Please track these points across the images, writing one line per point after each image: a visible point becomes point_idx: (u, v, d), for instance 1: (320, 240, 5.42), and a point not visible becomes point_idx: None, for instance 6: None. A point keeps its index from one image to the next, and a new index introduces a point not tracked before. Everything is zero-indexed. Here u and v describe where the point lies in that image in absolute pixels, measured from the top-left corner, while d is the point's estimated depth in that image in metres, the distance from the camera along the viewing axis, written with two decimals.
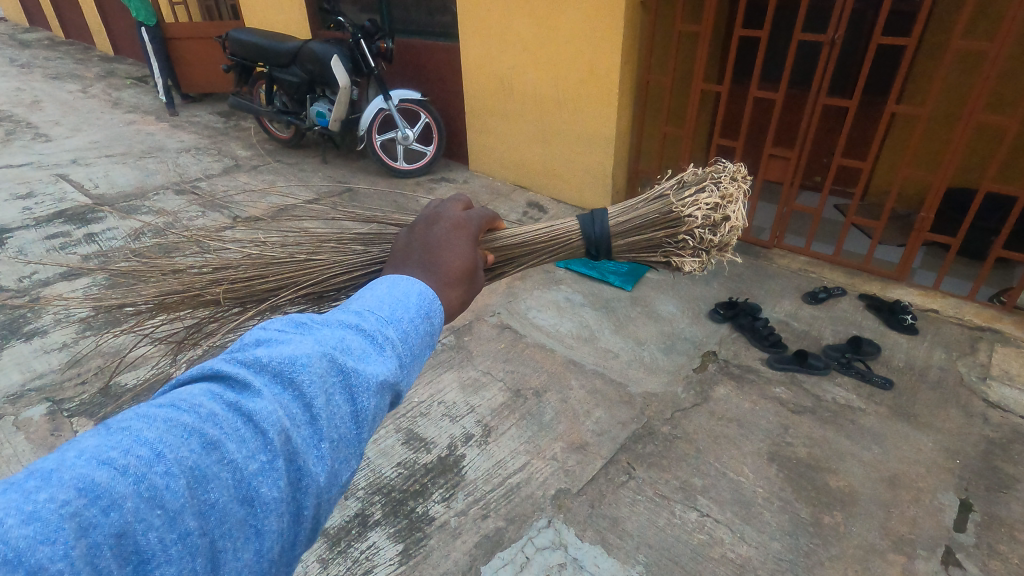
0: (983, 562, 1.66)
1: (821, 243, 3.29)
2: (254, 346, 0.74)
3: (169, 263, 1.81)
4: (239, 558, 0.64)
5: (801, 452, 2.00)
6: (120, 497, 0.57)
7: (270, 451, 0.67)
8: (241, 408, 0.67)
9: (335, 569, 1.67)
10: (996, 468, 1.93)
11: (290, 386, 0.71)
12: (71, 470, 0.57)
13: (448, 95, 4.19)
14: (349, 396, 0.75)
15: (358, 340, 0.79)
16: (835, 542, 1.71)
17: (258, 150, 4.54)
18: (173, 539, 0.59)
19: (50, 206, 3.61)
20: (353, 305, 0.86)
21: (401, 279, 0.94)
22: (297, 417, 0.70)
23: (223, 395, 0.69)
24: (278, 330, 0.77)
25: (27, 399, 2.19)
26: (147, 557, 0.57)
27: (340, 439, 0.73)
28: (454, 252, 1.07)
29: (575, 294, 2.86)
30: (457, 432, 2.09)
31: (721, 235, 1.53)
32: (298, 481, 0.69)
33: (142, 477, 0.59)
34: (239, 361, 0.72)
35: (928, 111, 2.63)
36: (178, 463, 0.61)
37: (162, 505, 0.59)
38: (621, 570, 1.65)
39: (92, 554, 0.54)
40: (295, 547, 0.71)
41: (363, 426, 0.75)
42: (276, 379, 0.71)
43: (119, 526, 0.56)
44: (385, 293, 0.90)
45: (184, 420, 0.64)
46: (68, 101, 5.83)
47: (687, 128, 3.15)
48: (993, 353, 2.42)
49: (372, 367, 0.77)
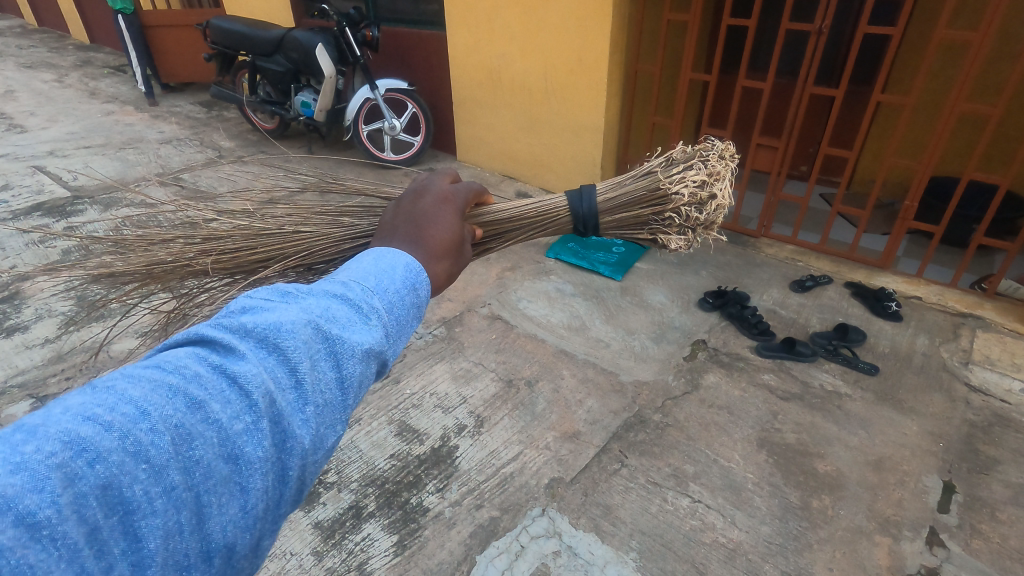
0: (967, 542, 1.70)
1: (806, 231, 3.33)
2: (239, 313, 0.74)
3: (157, 234, 1.80)
4: (224, 514, 0.63)
5: (789, 438, 2.03)
6: (106, 450, 0.57)
7: (255, 412, 0.66)
8: (226, 370, 0.67)
9: (331, 560, 1.66)
10: (978, 451, 1.98)
11: (275, 351, 0.70)
12: (56, 424, 0.57)
13: (434, 85, 4.15)
14: (334, 363, 0.74)
15: (344, 309, 0.79)
16: (824, 525, 1.75)
17: (242, 140, 4.47)
18: (159, 493, 0.59)
19: (27, 199, 3.53)
20: (339, 276, 0.85)
21: (388, 251, 0.93)
22: (282, 381, 0.69)
23: (207, 357, 0.68)
24: (263, 299, 0.76)
25: (9, 396, 2.15)
26: (133, 508, 0.57)
27: (325, 404, 0.73)
28: (441, 226, 1.07)
29: (566, 285, 2.86)
30: (450, 423, 2.09)
31: (707, 214, 1.53)
32: (283, 443, 0.68)
33: (126, 433, 0.59)
34: (224, 326, 0.72)
35: (913, 100, 2.65)
36: (163, 421, 0.61)
37: (147, 460, 0.59)
38: (616, 557, 1.66)
39: (79, 503, 0.55)
40: (281, 506, 0.70)
41: (348, 393, 0.75)
42: (261, 344, 0.70)
43: (105, 477, 0.56)
44: (371, 264, 0.89)
45: (169, 380, 0.64)
46: (42, 91, 5.68)
47: (676, 118, 3.15)
48: (975, 339, 2.47)
49: (356, 336, 0.77)
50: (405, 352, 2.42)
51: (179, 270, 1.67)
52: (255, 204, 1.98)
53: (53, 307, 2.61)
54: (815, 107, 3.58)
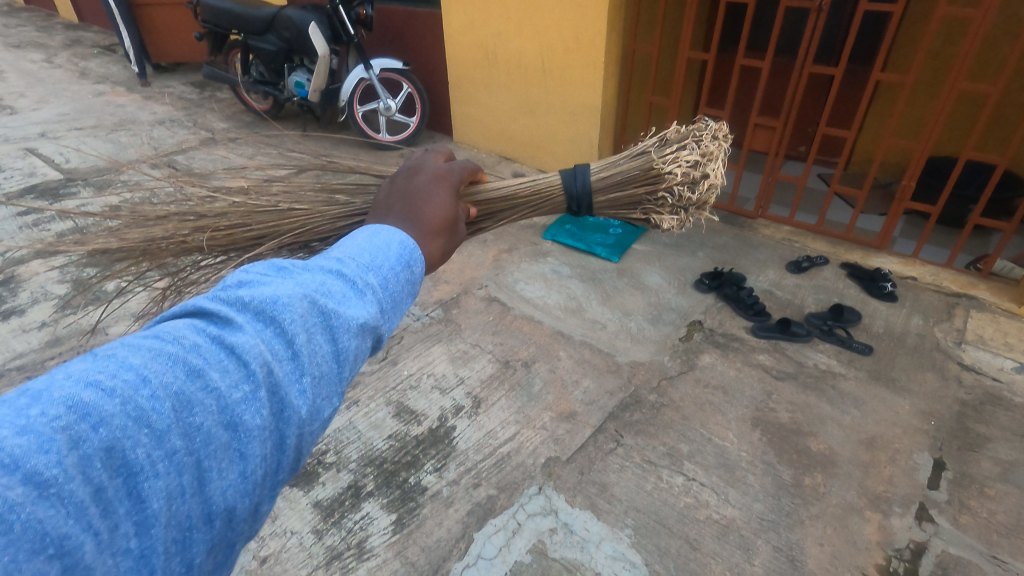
0: (955, 517, 1.74)
1: (803, 212, 3.32)
2: (235, 287, 0.74)
3: (153, 210, 1.80)
4: (224, 478, 0.64)
5: (783, 417, 2.05)
6: (108, 415, 0.58)
7: (253, 381, 0.67)
8: (224, 341, 0.68)
9: (331, 538, 1.69)
10: (968, 429, 2.01)
11: (272, 323, 0.71)
12: (60, 389, 0.57)
13: (429, 64, 4.09)
14: (330, 336, 0.75)
15: (339, 284, 0.79)
16: (815, 502, 1.78)
17: (236, 122, 4.42)
18: (161, 456, 0.59)
19: (19, 181, 3.50)
20: (334, 252, 0.85)
21: (382, 228, 0.93)
22: (279, 353, 0.70)
23: (206, 328, 0.69)
24: (259, 273, 0.77)
25: (8, 378, 2.16)
26: (136, 471, 0.58)
27: (322, 376, 0.73)
28: (435, 204, 1.06)
29: (564, 267, 2.86)
30: (448, 404, 2.11)
31: (700, 193, 1.53)
32: (281, 412, 0.69)
33: (128, 399, 0.59)
34: (220, 299, 0.72)
35: (913, 78, 2.62)
36: (163, 388, 0.61)
37: (148, 425, 0.59)
38: (610, 534, 1.69)
39: (84, 464, 0.55)
40: (279, 474, 0.71)
41: (344, 365, 0.76)
42: (259, 317, 0.71)
43: (108, 440, 0.57)
44: (366, 240, 0.89)
45: (168, 349, 0.64)
46: (32, 71, 5.59)
47: (673, 97, 3.12)
48: (968, 319, 2.49)
49: (351, 311, 0.78)
50: (403, 334, 2.43)
51: (174, 245, 1.68)
52: (251, 182, 1.99)
53: (49, 290, 2.60)
54: (814, 87, 3.55)
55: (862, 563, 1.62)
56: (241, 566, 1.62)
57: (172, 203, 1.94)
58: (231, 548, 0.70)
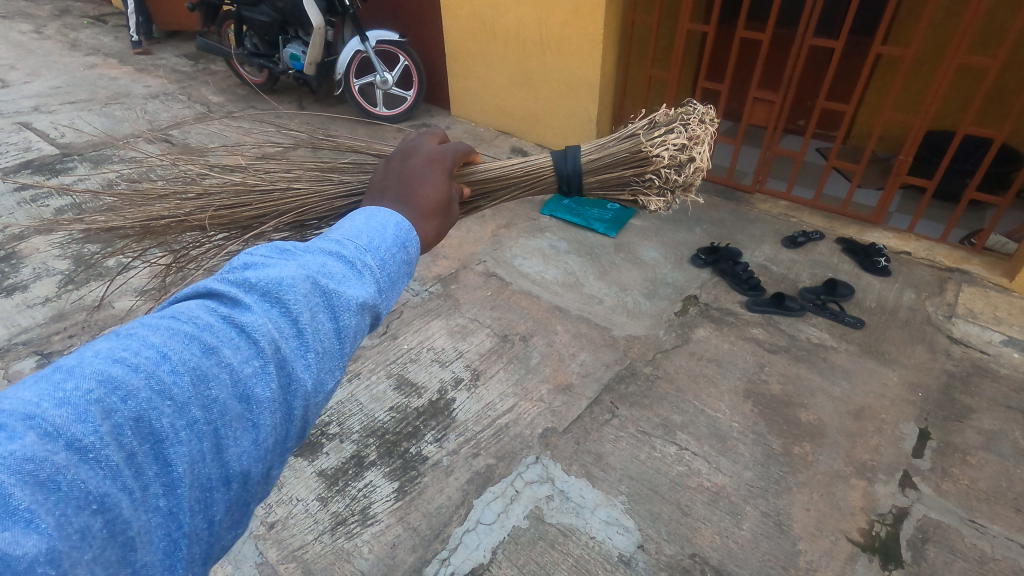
0: (937, 484, 1.80)
1: (801, 187, 3.32)
2: (242, 268, 0.77)
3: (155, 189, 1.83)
4: (239, 444, 0.68)
5: (775, 389, 2.11)
6: (135, 388, 0.61)
7: (262, 357, 0.70)
8: (234, 320, 0.71)
9: (335, 505, 1.75)
10: (954, 399, 2.06)
11: (278, 303, 0.74)
12: (90, 365, 0.61)
13: (425, 36, 4.03)
14: (332, 314, 0.78)
15: (339, 265, 0.82)
16: (803, 469, 1.84)
17: (231, 95, 4.37)
18: (183, 425, 0.63)
19: (15, 156, 3.48)
20: (333, 234, 0.87)
21: (378, 210, 0.95)
22: (285, 330, 0.73)
23: (216, 309, 0.72)
24: (262, 255, 0.79)
25: (15, 353, 2.19)
26: (163, 438, 0.62)
27: (325, 351, 0.76)
28: (430, 185, 1.08)
29: (562, 242, 2.88)
30: (448, 376, 2.15)
31: (687, 175, 1.55)
32: (288, 385, 0.73)
33: (152, 373, 0.63)
34: (228, 280, 0.75)
35: (913, 52, 2.59)
36: (182, 363, 0.65)
37: (170, 397, 0.63)
38: (605, 500, 1.75)
39: (117, 433, 0.59)
40: (287, 442, 0.74)
41: (345, 341, 0.79)
42: (265, 297, 0.74)
43: (136, 411, 0.61)
44: (363, 222, 0.91)
45: (184, 328, 0.68)
46: (21, 43, 5.48)
47: (672, 71, 3.09)
48: (960, 293, 2.53)
49: (351, 290, 0.80)
50: (403, 308, 2.46)
51: (175, 224, 1.71)
52: (247, 159, 2.00)
53: (51, 266, 2.62)
54: (814, 60, 3.52)
55: (846, 527, 1.69)
56: (250, 532, 1.67)
57: (172, 180, 1.96)
58: (246, 508, 0.73)
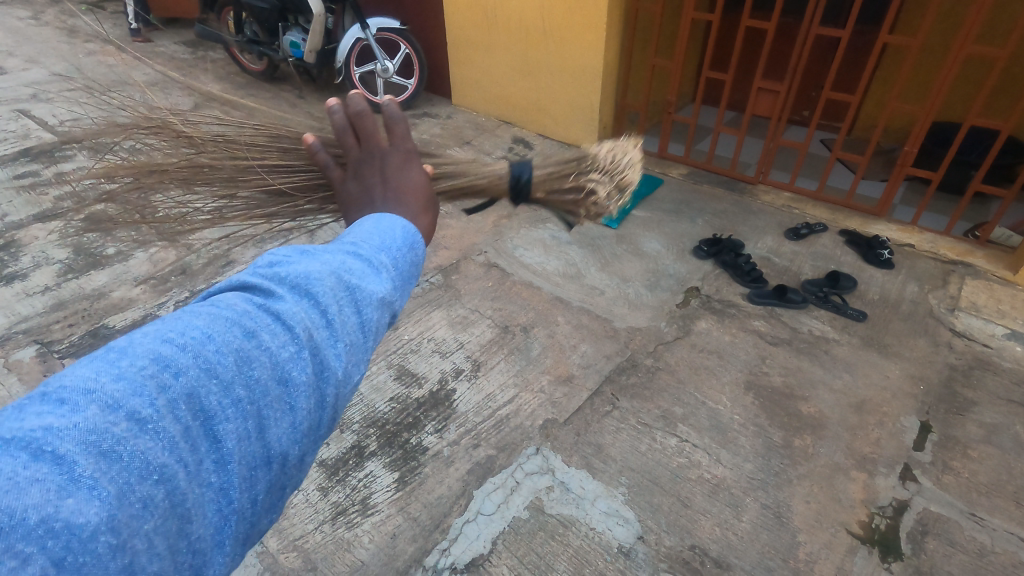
0: (938, 477, 1.80)
1: (804, 178, 3.30)
2: (271, 263, 0.76)
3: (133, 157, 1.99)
4: (279, 427, 0.67)
5: (776, 381, 2.10)
6: (183, 366, 0.61)
7: (298, 343, 0.69)
8: (270, 307, 0.70)
9: (336, 495, 1.75)
10: (955, 393, 2.06)
11: (308, 295, 0.73)
12: (142, 345, 0.61)
13: (426, 24, 3.99)
14: (356, 308, 0.76)
15: (359, 262, 0.80)
16: (804, 462, 1.84)
17: (231, 83, 4.34)
18: (230, 403, 0.63)
19: (14, 144, 3.46)
20: (348, 235, 0.86)
21: (387, 214, 0.92)
22: (316, 320, 0.72)
23: (252, 297, 0.71)
24: (286, 253, 0.78)
25: (15, 341, 2.19)
26: (212, 415, 0.62)
27: (353, 343, 0.75)
28: (415, 181, 1.02)
29: (563, 233, 2.87)
30: (448, 367, 2.15)
31: (624, 163, 1.45)
32: (321, 372, 0.71)
33: (198, 353, 0.63)
34: (262, 273, 0.74)
35: (920, 42, 2.56)
36: (226, 344, 0.65)
37: (216, 375, 0.63)
38: (605, 492, 1.75)
39: (172, 407, 0.59)
40: (321, 430, 0.73)
41: (370, 335, 0.77)
42: (297, 288, 0.73)
43: (186, 388, 0.61)
44: (372, 227, 0.88)
45: (224, 313, 0.67)
46: (19, 29, 5.43)
47: (676, 60, 3.06)
48: (963, 286, 2.52)
49: (373, 285, 0.79)
50: None
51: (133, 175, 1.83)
52: None
53: (50, 255, 2.61)
54: (820, 49, 3.48)
55: (846, 519, 1.69)
56: None
57: None
58: (284, 492, 0.72)
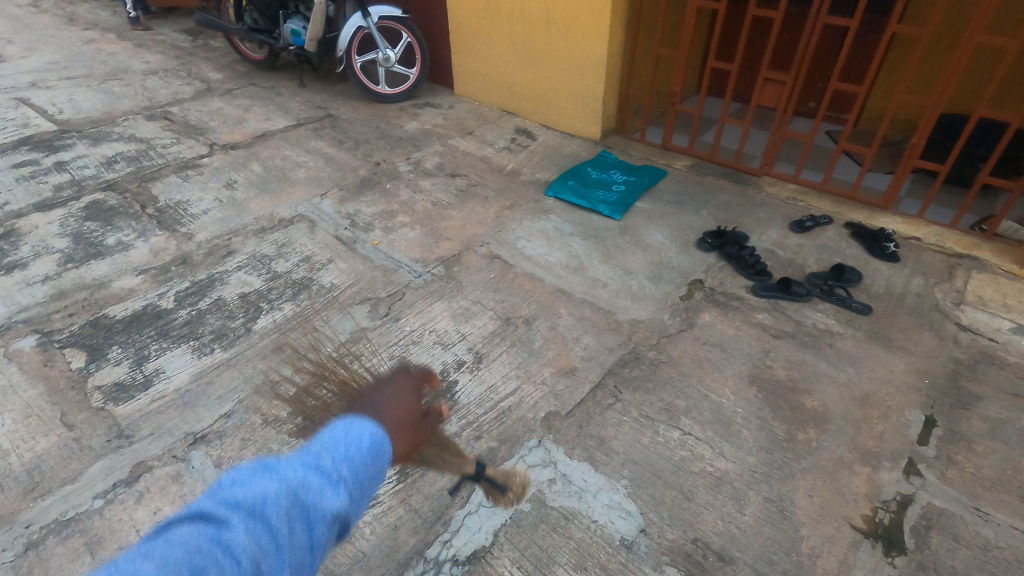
0: (942, 472, 1.79)
1: (810, 170, 3.27)
2: (227, 482, 0.74)
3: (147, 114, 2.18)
4: None
5: (779, 374, 2.09)
6: None
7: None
8: (222, 541, 0.68)
9: None
10: (961, 387, 2.04)
11: (262, 522, 0.71)
12: None
13: (428, 12, 3.95)
14: (308, 532, 0.74)
15: (316, 477, 0.78)
16: (807, 455, 1.83)
17: (231, 72, 4.30)
18: None
19: (13, 132, 3.43)
20: (309, 445, 0.84)
21: (351, 416, 0.90)
22: (266, 549, 0.70)
23: (204, 527, 0.69)
24: (244, 469, 0.76)
25: (15, 331, 2.18)
26: None
27: (301, 567, 0.72)
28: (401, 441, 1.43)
29: (566, 224, 2.85)
30: (450, 359, 2.14)
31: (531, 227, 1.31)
32: None
33: None
34: (217, 497, 0.72)
35: (929, 32, 2.52)
36: None
37: None
38: (608, 484, 1.75)
39: None
40: None
41: (319, 557, 0.75)
42: (251, 515, 0.71)
43: None
44: (334, 433, 0.85)
45: (173, 554, 0.64)
46: (17, 16, 5.38)
47: (681, 50, 3.03)
48: (969, 280, 2.50)
49: (330, 503, 0.77)
50: (404, 290, 2.43)
51: None
52: None
53: (50, 244, 2.59)
54: (827, 38, 3.43)
55: (849, 513, 1.68)
56: None
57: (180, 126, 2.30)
58: None
